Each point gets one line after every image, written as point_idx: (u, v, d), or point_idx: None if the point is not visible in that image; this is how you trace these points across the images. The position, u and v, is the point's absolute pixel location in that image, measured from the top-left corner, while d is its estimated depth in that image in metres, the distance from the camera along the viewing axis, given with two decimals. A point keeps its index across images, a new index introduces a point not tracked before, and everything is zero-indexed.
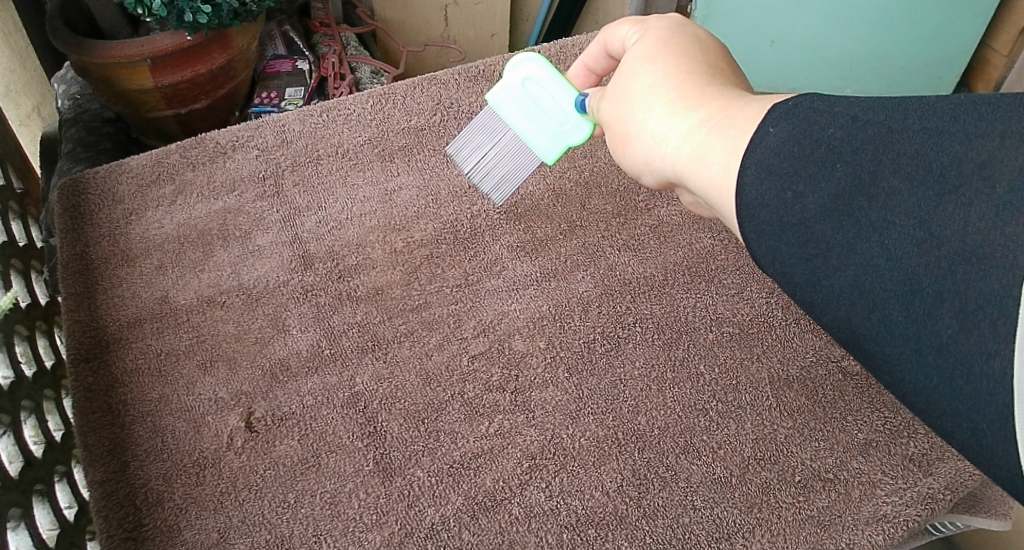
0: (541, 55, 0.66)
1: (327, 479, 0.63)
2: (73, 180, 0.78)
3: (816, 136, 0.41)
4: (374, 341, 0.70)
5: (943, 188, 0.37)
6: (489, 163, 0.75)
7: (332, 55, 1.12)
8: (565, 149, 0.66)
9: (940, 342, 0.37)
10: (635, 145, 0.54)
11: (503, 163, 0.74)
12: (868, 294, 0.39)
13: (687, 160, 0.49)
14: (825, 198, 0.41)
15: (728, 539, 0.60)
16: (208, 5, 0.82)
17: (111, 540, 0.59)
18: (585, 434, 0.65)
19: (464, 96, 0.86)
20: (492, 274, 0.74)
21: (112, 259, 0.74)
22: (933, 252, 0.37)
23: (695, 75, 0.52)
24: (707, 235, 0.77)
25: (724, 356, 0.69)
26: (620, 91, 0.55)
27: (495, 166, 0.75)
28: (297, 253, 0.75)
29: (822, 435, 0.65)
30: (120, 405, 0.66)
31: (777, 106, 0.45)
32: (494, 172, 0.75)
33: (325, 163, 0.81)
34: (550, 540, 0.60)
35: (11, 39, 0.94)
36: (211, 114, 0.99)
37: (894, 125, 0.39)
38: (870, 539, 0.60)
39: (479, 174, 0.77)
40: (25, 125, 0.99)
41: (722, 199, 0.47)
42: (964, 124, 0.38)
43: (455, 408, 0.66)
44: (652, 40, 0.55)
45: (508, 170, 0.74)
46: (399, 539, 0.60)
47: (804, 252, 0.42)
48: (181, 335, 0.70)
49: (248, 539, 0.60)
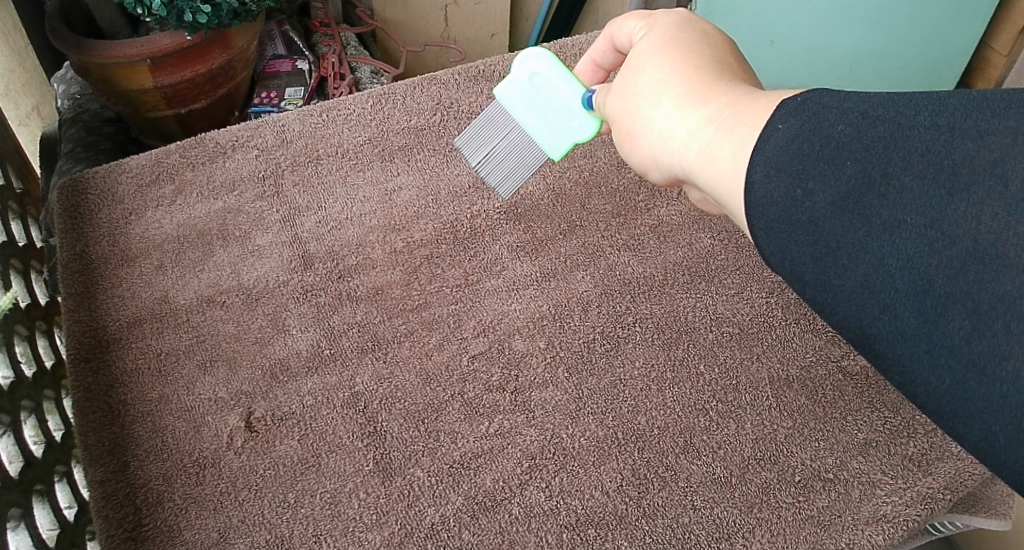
0: (548, 51, 0.66)
1: (327, 479, 0.63)
2: (73, 180, 0.78)
3: (825, 132, 0.41)
4: (374, 341, 0.70)
5: (955, 186, 0.37)
6: (495, 156, 0.73)
7: (332, 55, 1.12)
8: (573, 145, 0.66)
9: (952, 344, 0.37)
10: (641, 141, 0.54)
11: (511, 154, 0.72)
12: (878, 294, 0.39)
13: (695, 156, 0.49)
14: (834, 196, 0.41)
15: (728, 539, 0.60)
16: (208, 5, 0.82)
17: (111, 540, 0.59)
18: (585, 434, 0.65)
19: (464, 96, 0.86)
20: (492, 274, 0.74)
21: (111, 260, 0.74)
22: (945, 251, 0.37)
23: (703, 71, 0.52)
24: (707, 235, 0.77)
25: (724, 356, 0.69)
26: (627, 86, 0.56)
27: (502, 161, 0.73)
28: (297, 253, 0.75)
29: (821, 435, 0.65)
30: (120, 405, 0.66)
31: (785, 102, 0.44)
32: (500, 165, 0.74)
33: (325, 163, 0.81)
34: (549, 540, 0.60)
35: (12, 38, 0.94)
36: (212, 114, 0.99)
37: (905, 121, 0.39)
38: (871, 539, 0.60)
39: (485, 166, 0.75)
40: (26, 125, 0.99)
41: (730, 196, 0.47)
42: (976, 121, 0.38)
43: (454, 408, 0.66)
44: (658, 35, 0.55)
45: (514, 161, 0.72)
46: (399, 539, 0.60)
47: (813, 252, 0.41)
48: (181, 335, 0.70)
49: (248, 539, 0.60)
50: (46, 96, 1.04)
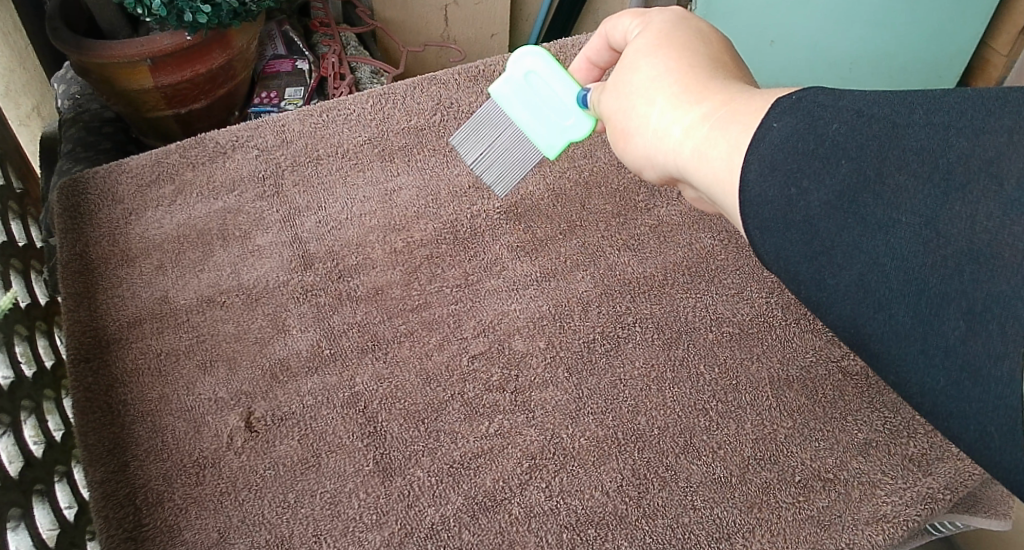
0: (543, 49, 0.66)
1: (327, 479, 0.63)
2: (73, 180, 0.78)
3: (820, 131, 0.41)
4: (374, 341, 0.70)
5: (950, 185, 0.37)
6: (493, 154, 0.73)
7: (332, 55, 1.12)
8: (568, 143, 0.66)
9: (947, 344, 0.37)
10: (636, 140, 0.54)
11: (510, 150, 0.72)
12: (873, 293, 0.39)
13: (690, 154, 0.49)
14: (829, 195, 0.41)
15: (728, 539, 0.60)
16: (208, 5, 0.82)
17: (112, 540, 0.59)
18: (585, 434, 0.65)
19: (464, 96, 0.86)
20: (492, 274, 0.74)
21: (112, 260, 0.74)
22: (941, 251, 0.37)
23: (698, 70, 0.52)
24: (707, 235, 0.77)
25: (724, 356, 0.69)
26: (622, 84, 0.56)
27: (496, 158, 0.73)
28: (297, 253, 0.75)
29: (821, 435, 0.65)
30: (120, 405, 0.66)
31: (781, 101, 0.44)
32: (498, 162, 0.73)
33: (325, 163, 0.81)
34: (549, 540, 0.60)
35: (11, 38, 0.94)
36: (211, 114, 0.99)
37: (901, 120, 0.40)
38: (870, 539, 0.60)
39: (482, 165, 0.74)
40: (25, 124, 0.99)
41: (724, 195, 0.47)
42: (971, 120, 0.38)
43: (455, 408, 0.66)
44: (654, 33, 0.55)
45: (513, 158, 0.72)
46: (400, 539, 0.60)
47: (809, 251, 0.41)
48: (181, 335, 0.70)
49: (248, 539, 0.60)
50: (46, 96, 1.04)
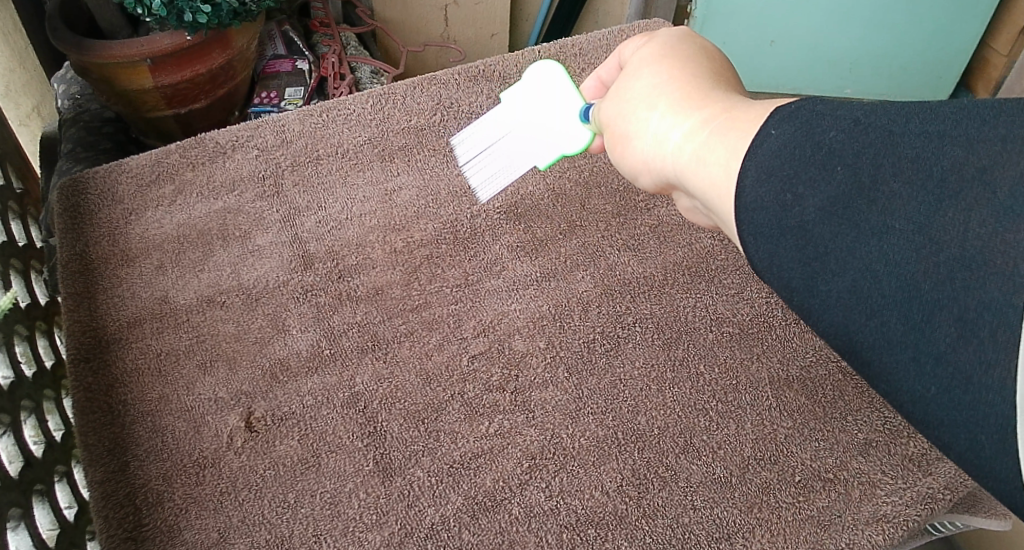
0: (561, 64, 0.67)
1: (327, 479, 0.63)
2: (73, 180, 0.78)
3: (817, 138, 0.41)
4: (374, 341, 0.70)
5: (944, 192, 0.37)
6: (480, 161, 0.72)
7: (332, 55, 1.12)
8: (561, 157, 0.66)
9: (938, 351, 0.37)
10: (634, 145, 0.54)
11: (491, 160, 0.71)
12: (866, 299, 0.39)
13: (687, 160, 0.49)
14: (824, 201, 0.41)
15: (728, 539, 0.59)
16: (208, 5, 0.82)
17: (111, 540, 0.59)
18: (585, 434, 0.65)
19: (464, 96, 0.86)
20: (492, 274, 0.74)
21: (112, 260, 0.74)
22: (933, 258, 0.37)
23: (699, 80, 0.52)
24: (707, 235, 0.77)
25: (724, 356, 0.69)
26: (623, 90, 0.56)
27: (490, 162, 0.72)
28: (297, 253, 0.75)
29: (822, 435, 0.65)
30: (120, 405, 0.66)
31: (780, 107, 0.44)
32: (483, 170, 0.72)
33: (325, 162, 0.81)
34: (549, 539, 0.60)
35: (12, 38, 0.94)
36: (211, 115, 0.99)
37: (897, 128, 0.39)
38: (870, 539, 0.59)
39: (472, 169, 0.74)
40: (25, 125, 0.99)
41: (720, 200, 0.46)
42: (965, 128, 0.38)
43: (455, 408, 0.66)
44: (659, 44, 0.56)
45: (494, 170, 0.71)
46: (399, 539, 0.60)
47: (803, 256, 0.41)
48: (181, 335, 0.70)
49: (248, 539, 0.60)
50: (46, 96, 1.04)
